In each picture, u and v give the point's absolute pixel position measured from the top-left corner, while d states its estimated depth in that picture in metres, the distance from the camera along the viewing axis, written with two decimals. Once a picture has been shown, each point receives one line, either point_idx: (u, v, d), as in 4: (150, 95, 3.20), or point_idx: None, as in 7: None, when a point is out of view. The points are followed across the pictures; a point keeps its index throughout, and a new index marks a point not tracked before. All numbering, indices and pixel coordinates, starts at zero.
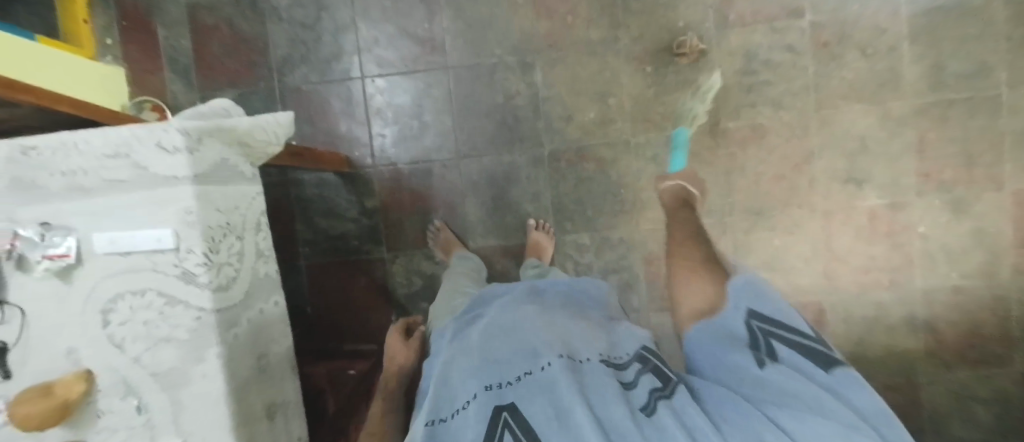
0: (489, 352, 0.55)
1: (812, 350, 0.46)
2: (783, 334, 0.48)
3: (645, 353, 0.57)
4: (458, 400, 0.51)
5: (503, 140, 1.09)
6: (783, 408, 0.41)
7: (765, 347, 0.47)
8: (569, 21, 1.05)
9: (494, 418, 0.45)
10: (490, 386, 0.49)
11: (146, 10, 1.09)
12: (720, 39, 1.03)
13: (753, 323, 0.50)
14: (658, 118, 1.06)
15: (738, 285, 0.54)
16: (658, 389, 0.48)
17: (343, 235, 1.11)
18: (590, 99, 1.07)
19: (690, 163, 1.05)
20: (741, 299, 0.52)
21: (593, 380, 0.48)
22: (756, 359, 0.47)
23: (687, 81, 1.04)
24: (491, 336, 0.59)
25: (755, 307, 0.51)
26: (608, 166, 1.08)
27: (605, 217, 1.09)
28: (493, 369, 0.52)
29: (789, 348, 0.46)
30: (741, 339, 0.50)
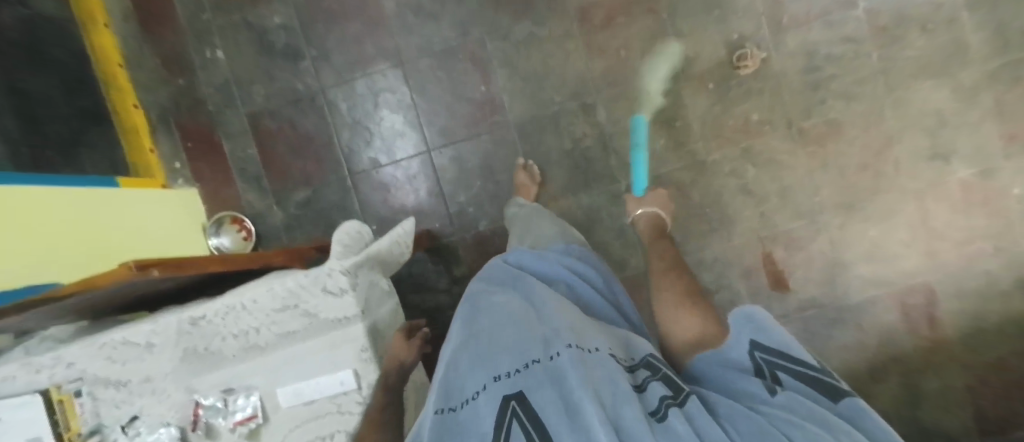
0: (497, 342, 0.46)
1: (817, 379, 0.37)
2: (788, 363, 0.40)
3: (651, 359, 0.47)
4: (466, 392, 0.41)
5: (578, 183, 1.08)
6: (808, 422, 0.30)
7: (769, 376, 0.39)
8: (622, 55, 1.04)
9: (502, 408, 0.36)
10: (499, 376, 0.40)
11: (207, 127, 1.09)
12: (778, 44, 1.01)
13: (755, 354, 0.42)
14: (731, 132, 1.04)
15: (736, 315, 0.46)
16: (667, 395, 0.36)
17: (439, 308, 1.11)
18: (657, 126, 1.05)
19: (772, 170, 1.04)
20: (741, 328, 0.44)
21: (609, 368, 0.38)
22: (765, 387, 0.38)
23: (754, 90, 1.02)
24: (499, 323, 0.49)
25: (755, 335, 0.43)
26: (689, 189, 1.06)
27: (696, 239, 1.06)
28: (502, 356, 0.43)
29: (803, 379, 0.38)
30: (744, 368, 0.42)
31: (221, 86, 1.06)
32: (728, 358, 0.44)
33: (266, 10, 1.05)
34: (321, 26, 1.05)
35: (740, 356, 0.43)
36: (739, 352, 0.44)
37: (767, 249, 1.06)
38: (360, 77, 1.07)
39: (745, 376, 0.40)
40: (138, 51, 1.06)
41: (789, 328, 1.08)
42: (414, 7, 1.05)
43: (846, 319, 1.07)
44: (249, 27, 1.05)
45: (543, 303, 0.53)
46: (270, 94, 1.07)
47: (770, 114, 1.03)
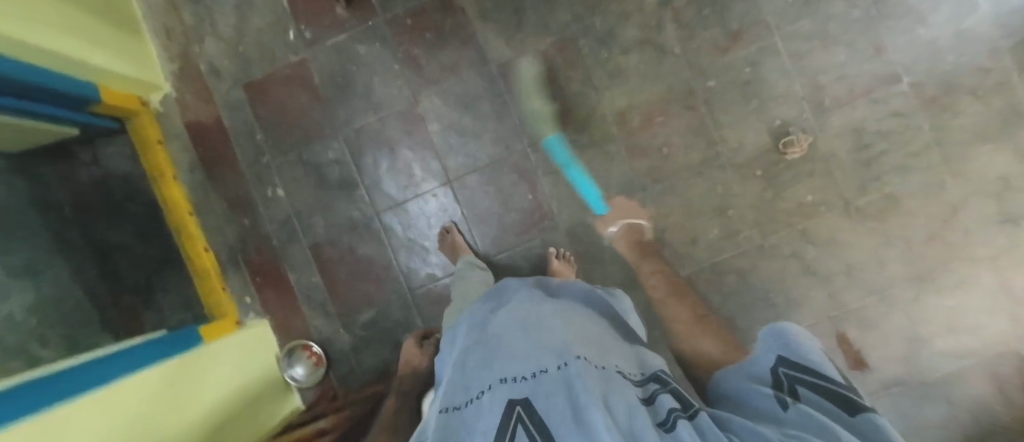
0: (510, 353, 0.49)
1: (828, 388, 0.38)
2: (806, 373, 0.42)
3: (662, 376, 0.51)
4: (472, 392, 0.44)
5: (634, 277, 1.06)
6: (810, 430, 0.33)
7: (787, 388, 0.41)
8: (665, 151, 1.04)
9: (507, 411, 0.38)
10: (504, 380, 0.43)
11: (270, 260, 1.13)
12: (823, 125, 1.00)
13: (779, 369, 0.45)
14: (785, 216, 1.01)
15: (767, 339, 0.49)
16: (677, 409, 0.39)
17: None
18: (709, 216, 1.03)
19: (833, 250, 1.01)
20: (770, 344, 0.48)
21: (614, 384, 0.41)
22: (779, 401, 0.40)
23: (804, 173, 1.00)
24: (511, 335, 0.52)
25: (782, 352, 0.46)
26: (749, 275, 1.03)
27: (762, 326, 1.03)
28: (511, 365, 0.46)
29: (816, 388, 0.39)
30: (765, 385, 0.44)
31: (284, 221, 1.12)
32: (757, 380, 0.47)
33: (321, 146, 1.10)
34: (370, 155, 1.10)
35: (764, 377, 0.46)
36: (766, 373, 0.47)
37: (838, 328, 1.02)
38: (412, 198, 1.11)
39: (763, 394, 0.43)
40: (203, 198, 1.10)
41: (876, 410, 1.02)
42: (459, 128, 1.09)
43: (936, 395, 1.01)
44: (305, 163, 1.11)
45: (552, 318, 0.56)
46: (329, 224, 1.11)
47: (824, 195, 1.01)
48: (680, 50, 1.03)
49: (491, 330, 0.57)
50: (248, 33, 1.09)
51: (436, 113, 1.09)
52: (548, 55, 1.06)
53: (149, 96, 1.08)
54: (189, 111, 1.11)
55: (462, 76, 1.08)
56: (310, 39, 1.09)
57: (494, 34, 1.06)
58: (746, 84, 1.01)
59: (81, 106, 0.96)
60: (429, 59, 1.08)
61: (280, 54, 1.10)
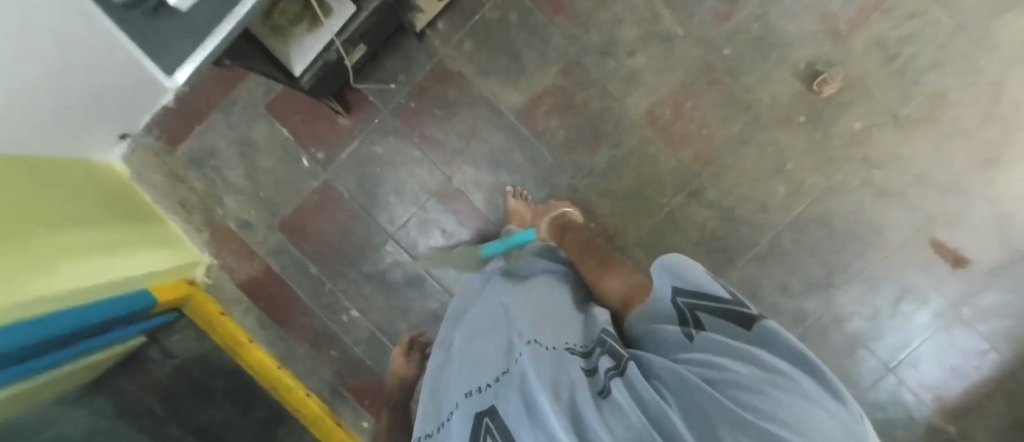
0: (474, 357, 0.46)
1: (728, 311, 0.38)
2: (709, 304, 0.40)
3: (603, 336, 0.49)
4: (447, 412, 0.43)
5: (722, 262, 1.04)
6: (719, 362, 0.31)
7: (691, 320, 0.41)
8: (704, 133, 1.03)
9: (476, 426, 0.35)
10: (469, 392, 0.41)
11: (371, 379, 1.11)
12: (847, 51, 0.99)
13: (680, 303, 0.43)
14: (843, 150, 1.01)
15: (661, 278, 0.46)
16: (611, 369, 0.38)
17: None
18: (770, 177, 1.02)
19: (901, 164, 1.00)
20: (664, 277, 0.45)
21: (563, 364, 0.38)
22: (684, 334, 0.39)
23: (846, 103, 1.00)
24: (473, 340, 0.50)
25: (676, 286, 0.44)
26: (829, 218, 1.02)
27: (859, 260, 1.02)
28: (474, 372, 0.43)
29: (720, 321, 0.38)
30: (673, 324, 0.42)
31: (368, 339, 1.11)
32: (663, 323, 0.44)
33: (376, 256, 1.09)
34: (424, 244, 1.09)
35: (671, 320, 0.43)
36: (670, 312, 0.44)
37: (930, 234, 1.01)
38: None
39: (673, 335, 0.40)
40: (285, 346, 1.11)
41: (994, 298, 1.02)
42: (499, 186, 1.07)
43: None
44: (367, 277, 1.09)
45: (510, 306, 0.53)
46: (411, 324, 1.10)
47: (873, 116, 1.00)
48: (683, 33, 1.01)
49: (460, 338, 0.54)
50: (263, 176, 1.07)
51: (472, 181, 1.07)
52: (558, 86, 1.04)
53: (193, 273, 1.08)
54: (236, 272, 1.10)
55: (484, 136, 1.06)
56: (323, 159, 1.07)
57: (498, 85, 1.04)
58: (759, 41, 1.00)
59: (141, 315, 0.93)
60: (446, 133, 1.06)
61: (302, 183, 1.08)
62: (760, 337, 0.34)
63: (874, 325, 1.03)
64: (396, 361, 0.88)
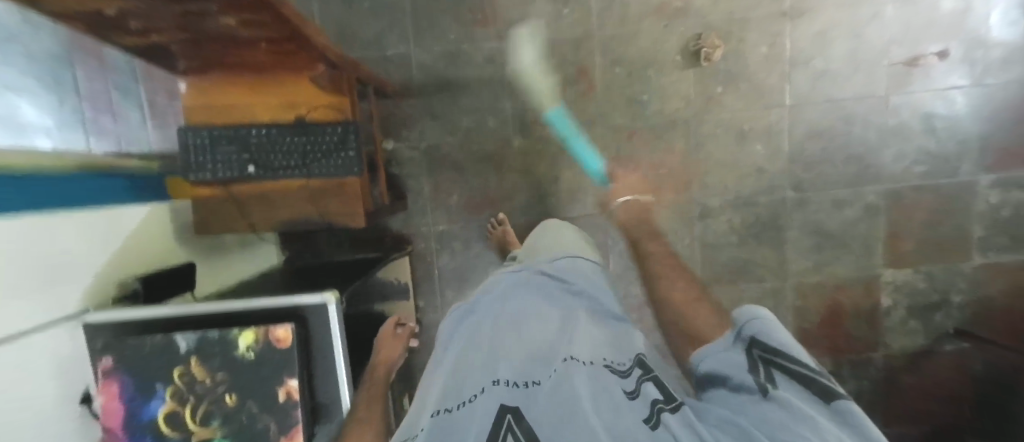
0: (500, 348, 0.33)
1: (817, 383, 0.26)
2: (788, 363, 0.28)
3: (641, 359, 0.35)
4: (460, 393, 0.29)
5: (776, 236, 1.03)
6: (802, 431, 0.22)
7: (767, 374, 0.28)
8: (665, 170, 1.01)
9: (494, 420, 0.25)
10: (493, 380, 0.29)
11: None
12: (700, 13, 0.95)
13: (753, 352, 0.31)
14: (773, 77, 0.97)
15: (734, 323, 0.34)
16: (661, 399, 0.28)
17: (893, 372, 1.08)
18: (744, 149, 1.00)
19: (827, 42, 0.96)
20: (749, 323, 0.33)
21: (605, 385, 0.28)
22: (755, 386, 0.27)
23: (740, 46, 0.96)
24: (503, 326, 0.37)
25: (750, 332, 0.32)
26: (817, 129, 0.99)
27: (870, 132, 0.99)
28: (503, 355, 0.32)
29: (797, 379, 0.26)
30: (737, 373, 0.30)
31: None
32: (723, 365, 0.32)
33: None
34: None
35: (728, 364, 0.31)
36: (731, 357, 0.32)
37: (903, 59, 0.96)
38: None
39: (739, 384, 0.28)
40: None
41: (1004, 47, 0.95)
42: None
43: None
44: None
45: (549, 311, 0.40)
46: None
47: (769, 31, 0.95)
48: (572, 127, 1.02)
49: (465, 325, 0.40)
50: None
51: None
52: None
53: None
54: None
55: None
56: None
57: None
58: (630, 75, 0.97)
59: None
60: None
61: None
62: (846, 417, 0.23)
63: (933, 158, 0.99)
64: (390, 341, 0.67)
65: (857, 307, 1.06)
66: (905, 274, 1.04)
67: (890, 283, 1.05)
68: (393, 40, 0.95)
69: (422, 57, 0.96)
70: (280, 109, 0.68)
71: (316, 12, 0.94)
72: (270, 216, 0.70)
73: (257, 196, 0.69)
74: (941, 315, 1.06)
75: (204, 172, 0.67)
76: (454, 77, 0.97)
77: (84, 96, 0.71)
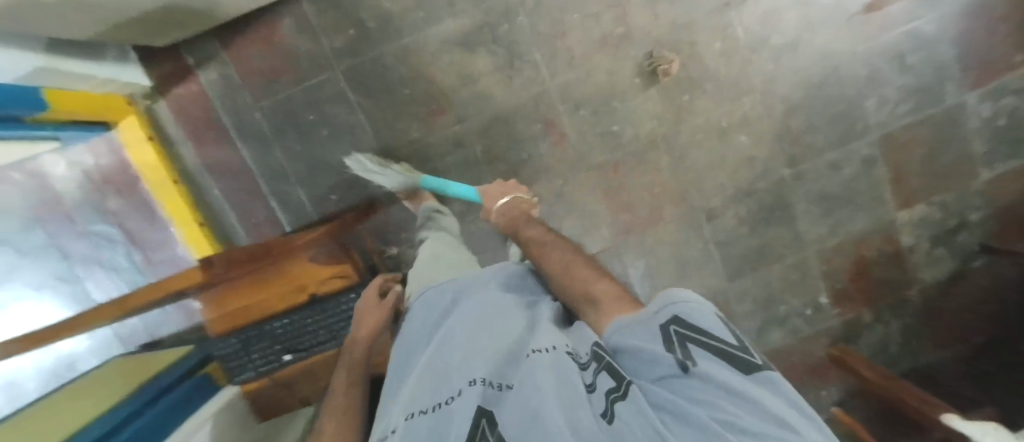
0: (474, 354, 0.42)
1: (728, 355, 0.33)
2: (707, 339, 0.35)
3: (598, 348, 0.41)
4: (444, 395, 0.37)
5: (784, 215, 1.03)
6: (721, 404, 0.28)
7: (682, 350, 0.35)
8: (659, 189, 1.01)
9: (473, 426, 0.30)
10: (474, 381, 0.37)
11: None
12: (644, 31, 0.93)
13: (671, 328, 0.36)
14: (735, 68, 0.95)
15: (661, 302, 0.39)
16: (613, 389, 0.33)
17: (933, 302, 1.10)
18: (729, 144, 0.99)
19: (778, 16, 0.94)
20: (672, 300, 0.39)
21: (569, 380, 0.34)
22: (678, 362, 0.34)
23: (694, 51, 0.94)
24: (471, 335, 0.46)
25: (674, 310, 0.37)
26: (793, 103, 0.98)
27: (846, 89, 0.97)
28: (477, 363, 0.40)
29: (716, 354, 0.33)
30: (658, 347, 0.36)
31: None
32: (642, 337, 0.38)
33: None
34: None
35: (651, 337, 0.37)
36: (650, 331, 0.38)
37: (857, 9, 0.94)
38: None
39: (658, 359, 0.35)
40: None
41: None
42: None
43: None
44: None
45: (503, 317, 0.48)
46: None
47: (718, 26, 0.93)
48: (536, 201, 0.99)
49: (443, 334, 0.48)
50: None
51: None
52: None
53: None
54: None
55: None
56: None
57: None
58: (597, 112, 0.97)
59: None
60: None
61: None
62: (765, 384, 0.31)
63: (915, 93, 0.98)
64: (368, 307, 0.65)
65: (880, 254, 1.07)
66: (917, 209, 1.04)
67: (905, 222, 1.05)
68: (361, 157, 0.96)
69: (395, 162, 0.97)
70: (291, 295, 0.70)
71: (281, 157, 0.95)
72: (316, 387, 0.72)
73: (298, 376, 0.72)
74: (964, 236, 1.06)
75: (248, 370, 0.74)
76: (430, 170, 0.98)
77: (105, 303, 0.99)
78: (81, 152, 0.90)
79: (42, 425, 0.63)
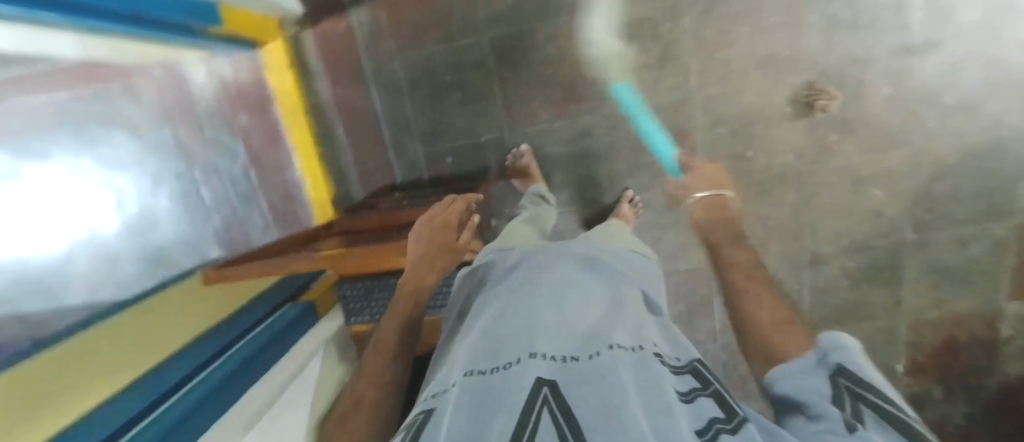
0: (541, 329, 0.41)
1: (889, 414, 0.32)
2: (869, 395, 0.35)
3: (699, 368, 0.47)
4: (505, 356, 0.38)
5: (890, 277, 1.00)
6: None
7: (846, 406, 0.35)
8: (772, 224, 0.98)
9: (533, 392, 0.32)
10: (537, 354, 0.37)
11: None
12: (812, 59, 0.86)
13: (838, 380, 0.37)
14: (896, 119, 0.89)
15: (819, 349, 0.41)
16: (721, 420, 0.36)
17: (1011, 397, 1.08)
18: (860, 196, 0.95)
19: (962, 73, 0.86)
20: (839, 352, 0.39)
21: (647, 388, 0.33)
22: (843, 420, 0.33)
23: (858, 91, 0.88)
24: (544, 306, 0.45)
25: (833, 358, 0.39)
26: (942, 168, 0.92)
27: (1005, 166, 0.91)
28: (544, 336, 0.40)
29: (882, 415, 0.32)
30: (823, 400, 0.36)
31: None
32: (799, 388, 0.40)
33: None
34: None
35: (813, 387, 0.39)
36: (811, 382, 0.39)
37: None
38: None
39: (821, 412, 0.36)
40: None
41: None
42: None
43: None
44: None
45: (583, 297, 0.48)
46: None
47: (893, 71, 0.86)
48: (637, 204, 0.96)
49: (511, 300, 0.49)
50: None
51: None
52: None
53: None
54: None
55: None
56: None
57: None
58: (735, 133, 0.93)
59: None
60: None
61: None
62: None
63: None
64: (418, 249, 0.64)
65: (975, 338, 1.04)
66: None
67: (1014, 313, 1.01)
68: (486, 127, 0.96)
69: (517, 139, 0.97)
70: None
71: (410, 109, 0.97)
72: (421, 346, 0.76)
73: None
74: None
75: (363, 314, 0.80)
76: (548, 154, 0.97)
77: None
78: None
79: (163, 338, 0.69)
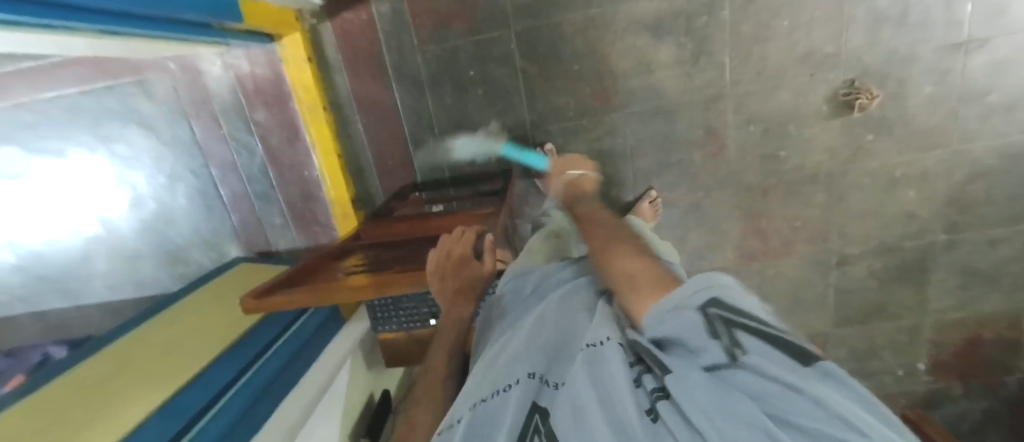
0: (527, 345, 0.40)
1: (782, 341, 0.27)
2: (744, 320, 0.29)
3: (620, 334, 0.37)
4: (500, 383, 0.37)
5: (917, 278, 0.99)
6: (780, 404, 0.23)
7: (727, 338, 0.28)
8: (801, 224, 0.97)
9: (524, 420, 0.32)
10: (530, 374, 0.36)
11: None
12: (853, 57, 0.83)
13: (710, 311, 0.30)
14: (935, 120, 0.86)
15: (690, 287, 0.33)
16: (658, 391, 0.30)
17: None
18: (893, 197, 0.93)
19: (1008, 73, 0.83)
20: (702, 286, 0.32)
21: (609, 373, 0.32)
22: (727, 354, 0.28)
23: (899, 91, 0.85)
24: (531, 320, 0.44)
25: (704, 293, 0.31)
26: (980, 170, 0.90)
27: None
28: (532, 355, 0.39)
29: (764, 338, 0.27)
30: (698, 336, 0.30)
31: None
32: (677, 325, 0.31)
33: None
34: None
35: (684, 325, 0.31)
36: (684, 318, 0.31)
37: None
38: None
39: (700, 349, 0.29)
40: None
41: None
42: None
43: None
44: None
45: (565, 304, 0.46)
46: None
47: (938, 69, 0.83)
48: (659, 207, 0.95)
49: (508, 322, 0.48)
50: None
51: None
52: None
53: None
54: None
55: None
56: None
57: None
58: (768, 132, 0.90)
59: None
60: None
61: None
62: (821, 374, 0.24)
63: None
64: (443, 287, 0.53)
65: (997, 338, 1.03)
66: None
67: None
68: (510, 124, 0.94)
69: (542, 137, 0.94)
70: None
71: (432, 105, 0.95)
72: None
73: None
74: None
75: (391, 323, 0.78)
76: (574, 153, 0.95)
77: (230, 203, 0.93)
78: (238, 56, 0.81)
79: (181, 355, 0.65)
